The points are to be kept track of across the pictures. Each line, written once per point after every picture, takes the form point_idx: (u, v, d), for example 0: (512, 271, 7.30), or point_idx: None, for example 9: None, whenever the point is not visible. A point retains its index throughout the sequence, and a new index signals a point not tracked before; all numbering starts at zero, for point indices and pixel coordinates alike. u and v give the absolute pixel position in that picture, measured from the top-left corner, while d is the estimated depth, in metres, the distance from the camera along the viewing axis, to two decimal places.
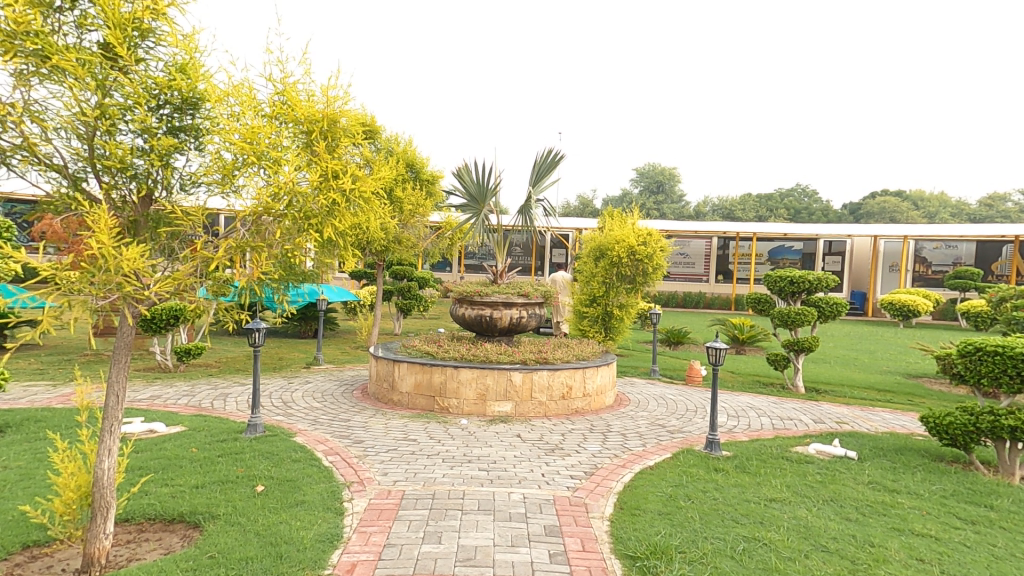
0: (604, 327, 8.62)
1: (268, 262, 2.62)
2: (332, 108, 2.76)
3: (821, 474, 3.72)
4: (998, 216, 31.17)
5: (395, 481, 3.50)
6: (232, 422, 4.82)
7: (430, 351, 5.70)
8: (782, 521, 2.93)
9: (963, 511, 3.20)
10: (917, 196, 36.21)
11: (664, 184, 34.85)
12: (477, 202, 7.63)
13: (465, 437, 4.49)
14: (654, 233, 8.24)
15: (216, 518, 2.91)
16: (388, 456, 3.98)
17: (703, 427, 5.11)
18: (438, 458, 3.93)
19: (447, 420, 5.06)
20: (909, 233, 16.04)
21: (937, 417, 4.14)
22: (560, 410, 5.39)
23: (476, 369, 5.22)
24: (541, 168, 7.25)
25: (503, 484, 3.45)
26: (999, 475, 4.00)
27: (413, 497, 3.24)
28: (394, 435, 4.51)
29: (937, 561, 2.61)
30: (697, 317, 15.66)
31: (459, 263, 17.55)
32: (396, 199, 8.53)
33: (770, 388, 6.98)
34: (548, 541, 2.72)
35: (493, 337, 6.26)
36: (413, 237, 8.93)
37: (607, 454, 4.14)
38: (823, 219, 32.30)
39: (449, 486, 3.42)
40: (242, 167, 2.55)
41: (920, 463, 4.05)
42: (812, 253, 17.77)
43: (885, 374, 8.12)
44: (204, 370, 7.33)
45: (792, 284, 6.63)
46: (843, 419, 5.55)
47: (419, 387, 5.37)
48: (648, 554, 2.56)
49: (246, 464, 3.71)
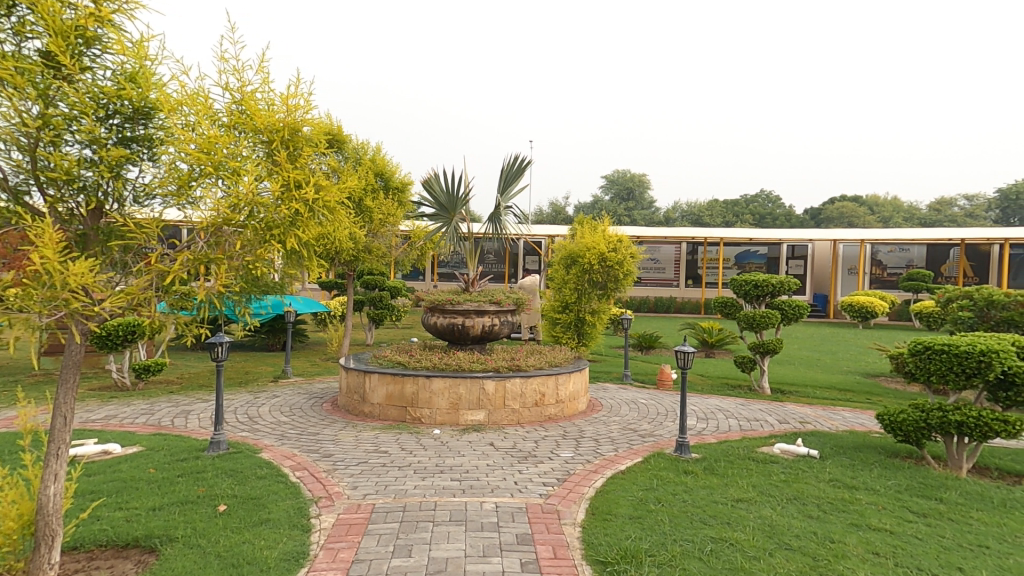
0: (578, 334, 8.68)
1: (229, 275, 2.55)
2: (294, 118, 2.74)
3: (786, 473, 3.81)
4: (946, 220, 32.62)
5: (365, 495, 3.45)
6: (193, 440, 4.67)
7: (402, 361, 5.64)
8: (748, 521, 2.99)
9: (915, 504, 3.33)
10: (873, 201, 37.66)
11: (634, 191, 35.44)
12: (448, 212, 7.61)
13: (438, 447, 4.45)
14: (625, 240, 8.36)
15: (174, 541, 2.81)
16: (358, 469, 3.91)
17: (674, 430, 5.17)
18: (410, 470, 3.88)
19: (420, 431, 5.01)
20: (866, 236, 16.70)
21: (892, 415, 4.30)
22: (534, 416, 5.40)
23: (449, 378, 5.19)
24: (510, 176, 7.31)
25: (475, 494, 3.42)
26: (953, 470, 4.12)
27: (383, 510, 3.19)
28: (365, 447, 4.45)
29: (895, 554, 2.69)
30: (667, 321, 15.96)
31: (432, 272, 17.48)
32: (365, 208, 8.47)
33: (738, 390, 7.15)
34: (520, 550, 2.72)
35: (466, 345, 6.25)
36: (384, 246, 8.82)
37: (580, 460, 4.16)
38: (786, 224, 33.33)
39: (420, 497, 3.38)
40: (198, 177, 2.49)
41: (876, 460, 4.20)
42: (776, 258, 18.32)
43: (846, 374, 8.40)
44: (163, 387, 7.09)
45: (756, 288, 6.81)
46: (806, 418, 5.72)
47: (391, 398, 5.32)
48: (618, 559, 2.58)
49: (208, 482, 3.60)
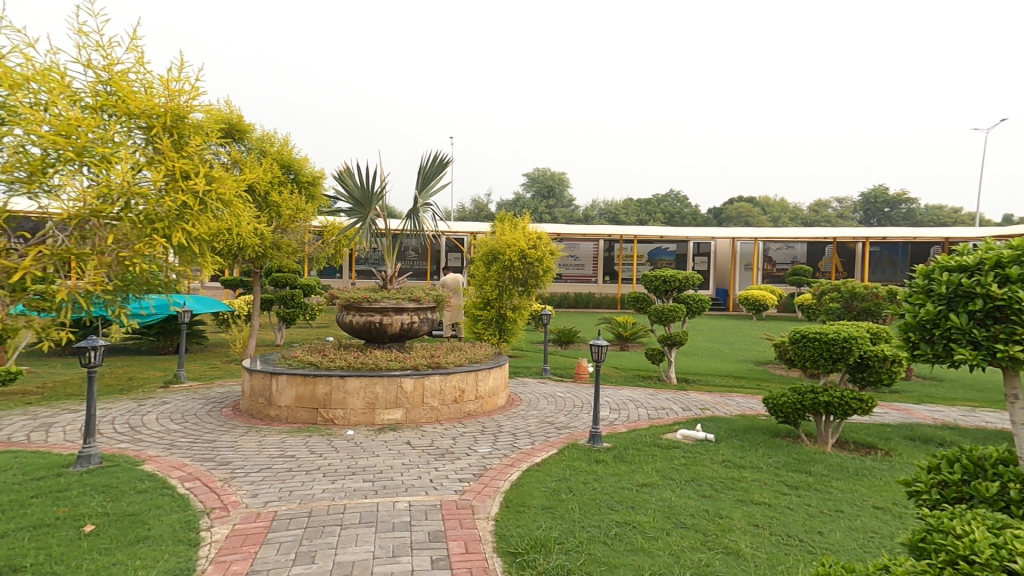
0: (499, 330, 8.79)
1: (102, 273, 2.32)
2: (175, 103, 2.61)
3: (685, 457, 4.08)
4: (823, 221, 36.69)
5: (266, 502, 3.27)
6: (57, 456, 4.18)
7: (314, 361, 5.40)
8: (649, 504, 3.17)
9: (790, 478, 3.69)
10: (765, 202, 41.47)
11: (554, 189, 36.39)
12: (363, 207, 7.36)
13: (351, 449, 4.31)
14: (545, 237, 8.53)
15: (24, 569, 2.50)
16: (260, 476, 3.70)
17: (587, 422, 5.36)
18: (319, 473, 3.74)
19: (332, 433, 4.83)
20: (759, 234, 18.33)
21: (774, 398, 4.72)
22: (453, 413, 5.38)
23: (364, 378, 5.05)
24: (428, 175, 7.23)
25: (388, 495, 3.35)
26: (816, 444, 4.68)
27: (286, 517, 3.04)
28: (267, 453, 4.22)
29: (772, 524, 2.97)
30: (585, 317, 16.55)
31: (349, 268, 16.93)
32: (271, 202, 7.99)
33: (648, 381, 7.57)
34: (431, 547, 2.70)
35: (384, 343, 6.11)
36: (295, 243, 8.39)
37: (497, 454, 4.21)
38: (693, 223, 35.83)
39: (328, 501, 3.26)
40: (56, 163, 2.24)
41: (761, 440, 4.61)
42: (684, 254, 19.61)
43: (740, 362, 9.18)
44: (24, 399, 6.28)
45: (664, 283, 7.23)
46: (705, 405, 6.17)
47: (301, 400, 5.08)
48: (527, 549, 2.63)
49: (73, 502, 3.24)
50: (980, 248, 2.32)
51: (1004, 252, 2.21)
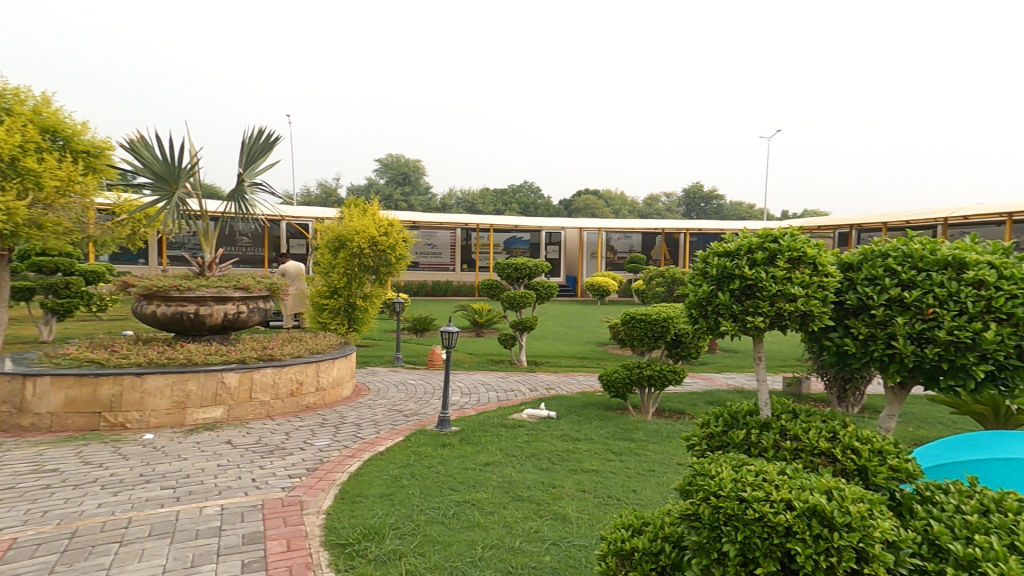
0: (349, 319, 8.40)
1: None
2: None
3: (528, 435, 4.28)
4: (654, 214, 41.72)
5: (9, 527, 2.65)
6: None
7: (102, 355, 4.56)
8: (490, 481, 3.24)
9: (616, 446, 4.07)
10: (607, 195, 45.67)
11: (410, 176, 35.96)
12: (168, 183, 6.32)
13: (146, 454, 3.74)
14: (397, 223, 8.26)
15: None
16: (3, 497, 3.00)
17: (438, 407, 5.33)
18: (96, 486, 3.15)
19: (128, 440, 4.14)
20: (603, 226, 20.15)
21: (608, 374, 5.19)
22: (286, 408, 4.99)
23: (169, 375, 4.42)
24: (253, 150, 6.60)
25: (191, 502, 2.94)
26: (642, 412, 5.23)
27: (37, 542, 2.49)
28: (19, 470, 3.43)
29: (598, 488, 3.23)
30: (443, 304, 16.57)
31: (162, 252, 14.72)
32: (23, 170, 6.05)
33: (499, 365, 7.84)
34: (244, 551, 2.42)
35: (202, 337, 5.41)
36: (65, 221, 6.67)
37: (336, 446, 3.96)
38: (546, 213, 38.21)
39: (106, 516, 2.76)
40: None
41: (596, 414, 5.03)
42: (537, 243, 20.72)
43: (584, 344, 10.01)
44: None
45: (516, 271, 7.52)
46: (551, 385, 6.59)
47: (80, 403, 4.27)
48: (359, 538, 2.50)
49: None
50: (732, 237, 2.31)
51: (753, 238, 2.19)
